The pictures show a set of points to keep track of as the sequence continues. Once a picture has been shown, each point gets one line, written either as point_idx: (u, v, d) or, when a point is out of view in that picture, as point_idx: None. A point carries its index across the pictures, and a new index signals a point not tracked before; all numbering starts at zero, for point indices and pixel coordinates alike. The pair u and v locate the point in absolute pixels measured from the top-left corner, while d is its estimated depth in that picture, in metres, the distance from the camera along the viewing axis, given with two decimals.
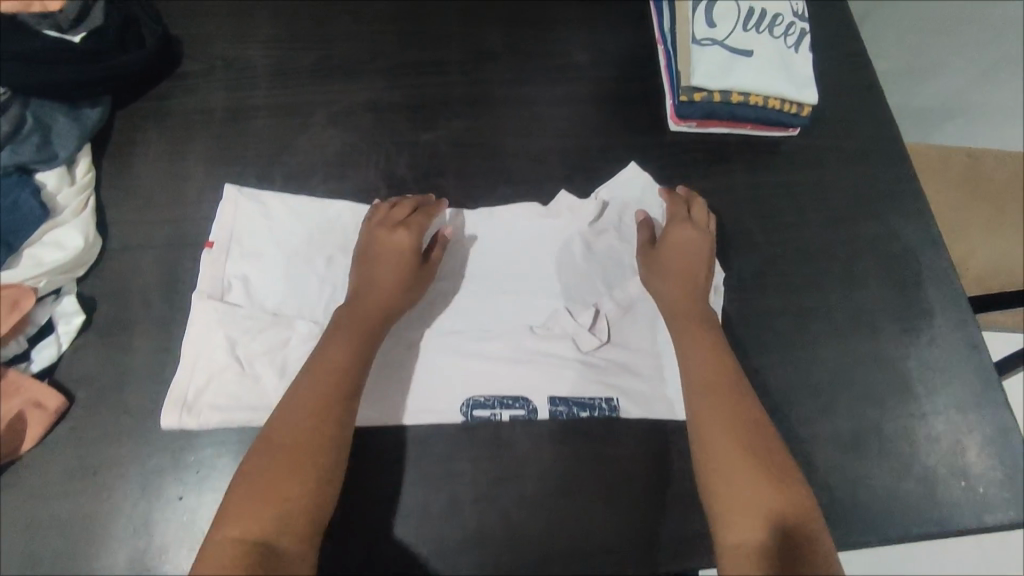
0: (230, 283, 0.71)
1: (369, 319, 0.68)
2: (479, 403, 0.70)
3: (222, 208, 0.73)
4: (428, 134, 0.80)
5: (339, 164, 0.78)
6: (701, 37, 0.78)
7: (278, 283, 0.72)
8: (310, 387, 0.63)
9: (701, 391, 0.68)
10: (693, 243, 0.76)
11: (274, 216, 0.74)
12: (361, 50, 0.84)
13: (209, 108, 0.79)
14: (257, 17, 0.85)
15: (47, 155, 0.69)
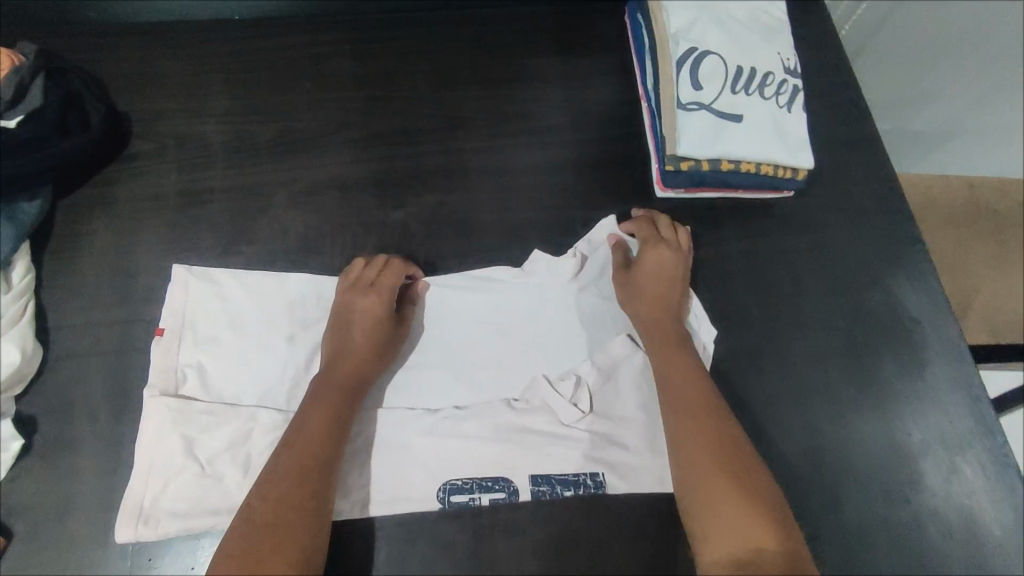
0: (185, 374, 0.66)
1: (343, 392, 0.64)
2: (457, 487, 0.65)
3: (172, 291, 0.69)
4: (398, 212, 0.75)
5: (303, 251, 0.72)
6: (687, 101, 0.73)
7: (237, 371, 0.67)
8: (279, 470, 0.58)
9: (697, 446, 0.62)
10: (671, 266, 0.72)
11: (229, 295, 0.70)
12: (324, 121, 0.79)
13: (160, 192, 0.74)
14: (211, 88, 0.79)
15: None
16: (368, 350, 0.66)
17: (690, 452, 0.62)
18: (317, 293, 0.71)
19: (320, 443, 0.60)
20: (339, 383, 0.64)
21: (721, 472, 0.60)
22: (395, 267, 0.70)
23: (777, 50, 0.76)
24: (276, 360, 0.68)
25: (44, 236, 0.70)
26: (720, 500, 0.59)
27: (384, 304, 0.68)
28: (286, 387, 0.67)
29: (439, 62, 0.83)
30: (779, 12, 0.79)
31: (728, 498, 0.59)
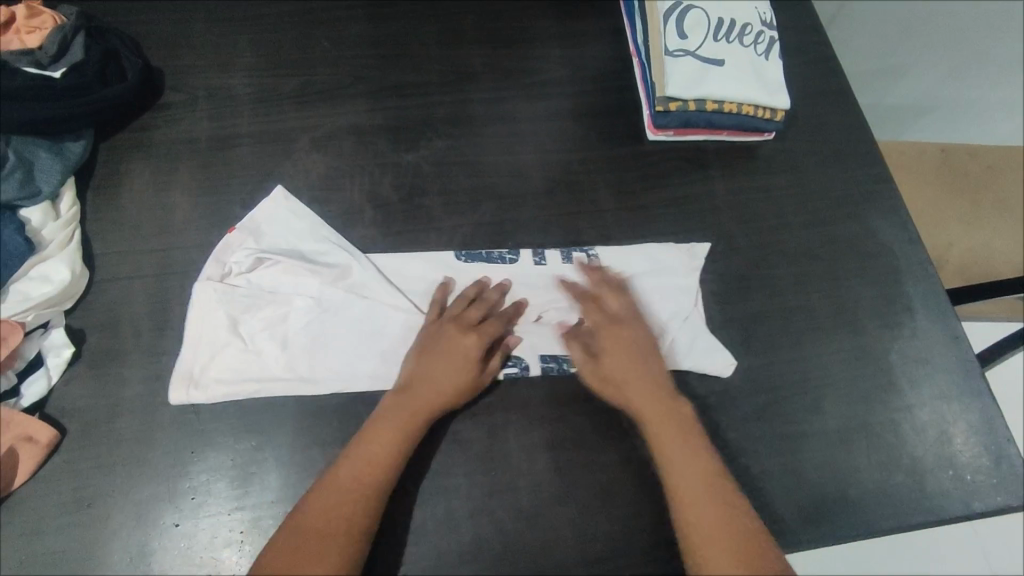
0: (232, 267, 0.72)
1: (417, 429, 0.64)
2: None
3: (262, 204, 0.76)
4: (411, 154, 0.82)
5: (325, 188, 0.79)
6: (674, 48, 0.80)
7: (275, 267, 0.72)
8: (326, 510, 0.59)
9: (684, 455, 0.65)
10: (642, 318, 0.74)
11: (298, 217, 0.76)
12: (342, 75, 0.86)
13: (193, 137, 0.80)
14: (237, 46, 0.86)
15: (28, 191, 0.69)
16: (451, 395, 0.66)
17: (680, 481, 0.64)
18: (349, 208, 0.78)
19: (380, 481, 0.61)
20: (427, 413, 0.65)
21: (720, 505, 0.62)
22: (499, 320, 0.71)
23: (755, 4, 0.84)
24: (293, 286, 0.72)
25: (87, 173, 0.77)
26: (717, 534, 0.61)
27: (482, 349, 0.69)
28: (322, 278, 0.73)
29: (447, 24, 0.91)
30: None
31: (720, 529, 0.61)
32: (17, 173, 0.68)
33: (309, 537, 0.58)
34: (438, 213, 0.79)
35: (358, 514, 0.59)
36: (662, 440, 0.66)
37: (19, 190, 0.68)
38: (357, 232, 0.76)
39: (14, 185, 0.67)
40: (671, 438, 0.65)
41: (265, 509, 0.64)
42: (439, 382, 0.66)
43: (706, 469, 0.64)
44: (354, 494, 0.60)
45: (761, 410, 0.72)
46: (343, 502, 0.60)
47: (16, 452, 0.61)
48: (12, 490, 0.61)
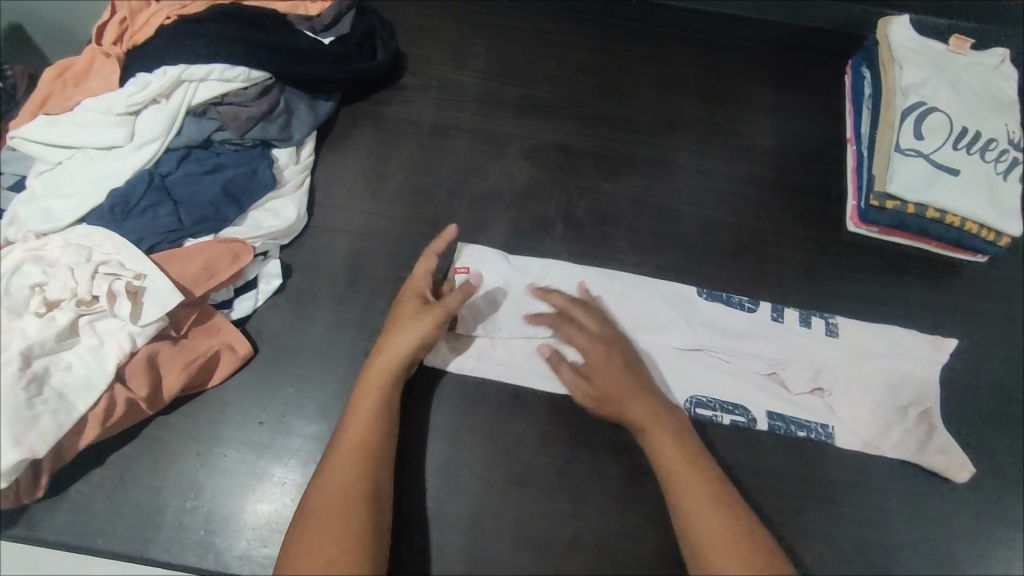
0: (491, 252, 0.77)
1: (387, 376, 0.63)
2: (702, 403, 0.71)
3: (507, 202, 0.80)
4: (611, 185, 0.84)
5: (524, 195, 0.83)
6: (905, 147, 0.77)
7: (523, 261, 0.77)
8: (354, 440, 0.60)
9: (667, 433, 0.63)
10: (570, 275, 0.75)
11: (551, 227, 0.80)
12: (561, 95, 0.90)
13: (419, 120, 0.87)
14: (475, 48, 0.93)
15: (285, 134, 0.78)
16: (410, 335, 0.63)
17: (667, 463, 0.61)
18: (545, 219, 0.81)
19: (379, 416, 0.61)
20: (384, 360, 0.63)
21: (715, 498, 0.59)
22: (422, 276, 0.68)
23: (1004, 121, 0.80)
24: (532, 278, 0.76)
25: (326, 131, 0.85)
26: (715, 522, 0.57)
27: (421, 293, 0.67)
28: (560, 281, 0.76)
29: (668, 70, 0.93)
30: (1012, 90, 0.83)
31: (724, 524, 0.57)
32: (283, 119, 0.77)
33: (338, 466, 0.58)
34: (624, 247, 0.80)
35: (366, 445, 0.59)
36: (654, 432, 0.63)
37: (281, 132, 0.77)
38: (544, 244, 0.79)
39: (278, 127, 0.77)
40: (661, 435, 0.62)
41: (409, 476, 0.67)
42: (394, 323, 0.65)
43: (688, 457, 0.61)
44: (364, 426, 0.60)
45: (917, 539, 0.67)
46: (358, 438, 0.60)
47: (219, 356, 0.68)
48: (206, 389, 0.68)
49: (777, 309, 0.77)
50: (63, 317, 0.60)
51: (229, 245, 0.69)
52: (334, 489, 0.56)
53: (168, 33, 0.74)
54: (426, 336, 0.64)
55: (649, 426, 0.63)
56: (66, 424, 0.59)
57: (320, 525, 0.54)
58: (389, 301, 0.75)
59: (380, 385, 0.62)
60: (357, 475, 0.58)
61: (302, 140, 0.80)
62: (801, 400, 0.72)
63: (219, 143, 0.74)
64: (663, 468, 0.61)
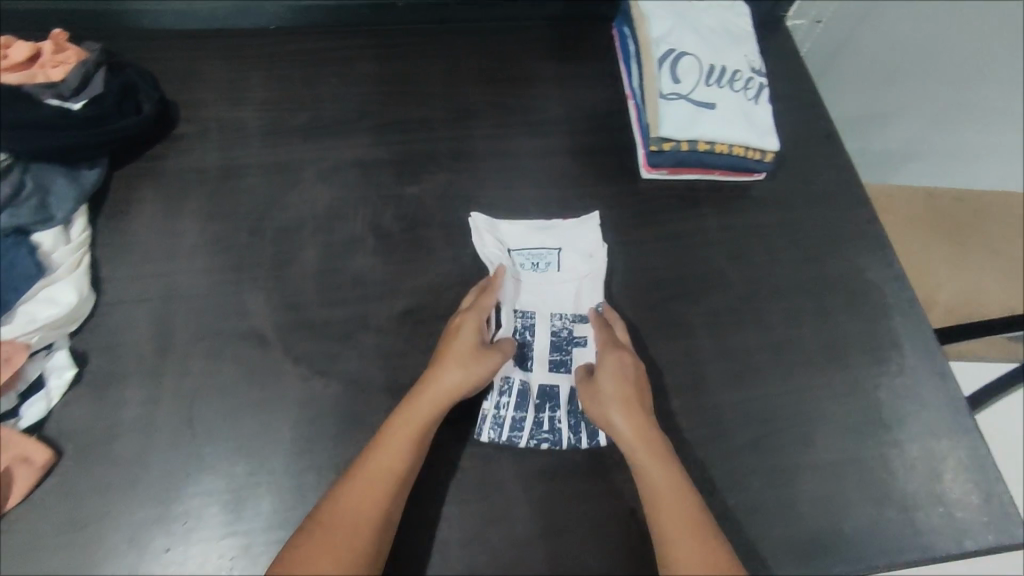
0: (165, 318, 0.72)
1: (438, 404, 0.65)
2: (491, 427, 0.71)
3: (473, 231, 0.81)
4: (414, 186, 0.84)
5: (329, 218, 0.81)
6: (667, 92, 0.84)
7: (226, 299, 0.74)
8: (381, 468, 0.62)
9: (659, 480, 0.63)
10: (622, 374, 0.69)
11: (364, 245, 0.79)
12: (348, 111, 0.89)
13: (203, 167, 0.83)
14: (250, 83, 0.90)
15: (509, 439, 0.71)
16: (468, 380, 0.67)
17: (665, 522, 0.60)
18: (354, 237, 0.80)
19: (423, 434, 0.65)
20: (425, 401, 0.65)
21: (704, 541, 0.59)
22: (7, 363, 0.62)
23: (743, 53, 0.89)
24: (144, 312, 0.73)
25: (530, 361, 0.75)
26: (680, 534, 0.59)
27: (473, 343, 0.69)
28: (214, 306, 0.74)
29: (450, 64, 0.95)
30: (747, 24, 0.92)
31: (702, 559, 0.58)
32: (559, 346, 0.77)
33: (348, 510, 0.59)
34: (440, 244, 0.81)
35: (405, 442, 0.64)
36: (652, 489, 0.62)
37: (502, 408, 0.72)
38: (359, 260, 0.78)
39: (568, 351, 0.76)
40: (657, 484, 0.62)
41: (258, 534, 0.63)
42: (449, 371, 0.66)
43: (664, 493, 0.62)
44: (387, 459, 0.62)
45: (753, 441, 0.72)
46: (375, 475, 0.61)
47: (12, 472, 0.61)
48: (5, 512, 0.61)
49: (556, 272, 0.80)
50: None
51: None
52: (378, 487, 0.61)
53: None
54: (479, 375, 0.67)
55: (650, 478, 0.63)
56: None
57: (358, 498, 0.60)
58: (203, 359, 0.70)
59: (425, 416, 0.65)
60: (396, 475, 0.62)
61: (531, 312, 0.78)
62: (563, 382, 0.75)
63: None
64: (658, 525, 0.61)
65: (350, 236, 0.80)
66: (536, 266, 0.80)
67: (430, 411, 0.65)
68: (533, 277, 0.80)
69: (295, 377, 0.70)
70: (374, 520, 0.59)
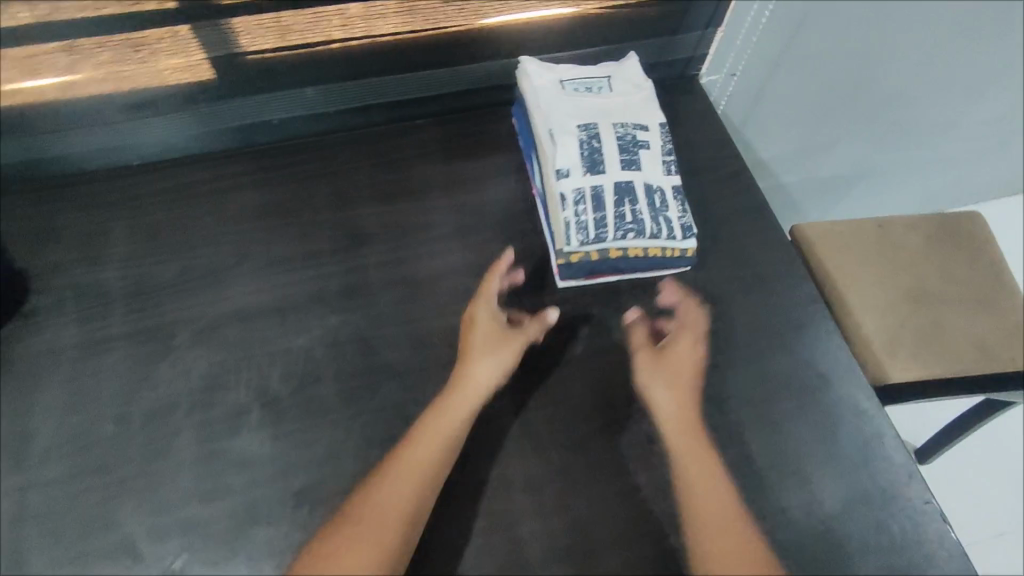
0: (33, 532, 0.64)
1: (440, 449, 0.66)
2: (575, 234, 0.74)
3: (522, 76, 0.84)
4: (301, 337, 0.75)
5: (206, 390, 0.72)
6: (633, 124, 0.81)
7: (91, 508, 0.66)
8: (388, 517, 0.61)
9: (722, 533, 0.63)
10: (685, 359, 0.75)
11: (249, 417, 0.71)
12: (225, 254, 0.81)
13: (60, 348, 0.74)
14: (112, 236, 0.81)
15: (597, 237, 0.75)
16: (495, 362, 0.71)
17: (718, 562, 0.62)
18: (237, 409, 0.71)
19: (434, 478, 0.64)
20: (463, 395, 0.69)
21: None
22: None
23: (648, 126, 0.81)
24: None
25: (601, 164, 0.77)
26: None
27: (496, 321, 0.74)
28: (77, 520, 0.65)
29: (336, 183, 0.87)
30: (650, 94, 0.85)
31: None
32: (654, 204, 0.77)
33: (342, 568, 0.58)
34: (335, 402, 0.72)
35: (426, 471, 0.64)
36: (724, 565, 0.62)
37: (583, 213, 0.75)
38: (244, 437, 0.70)
39: (636, 153, 0.79)
40: (720, 545, 0.63)
41: None
42: (475, 363, 0.71)
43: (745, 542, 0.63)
44: (398, 505, 0.62)
45: None
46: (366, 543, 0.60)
47: None
48: None
49: (590, 91, 0.83)
50: None
51: None
52: (399, 501, 0.62)
53: None
54: (509, 362, 0.72)
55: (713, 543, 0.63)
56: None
57: (361, 533, 0.60)
58: None
59: (424, 456, 0.65)
60: (411, 501, 0.62)
61: (590, 125, 0.79)
62: (625, 171, 0.77)
63: None
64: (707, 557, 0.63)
65: (231, 409, 0.71)
66: (590, 89, 0.83)
67: (466, 406, 0.69)
68: (590, 97, 0.82)
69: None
70: (397, 519, 0.61)
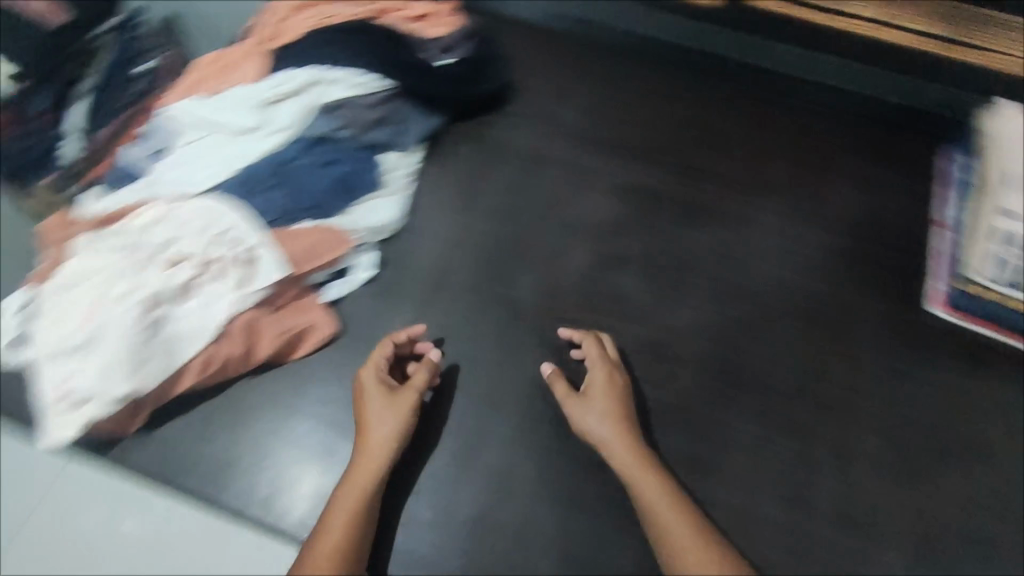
0: (461, 255, 0.83)
1: (373, 474, 0.65)
2: (993, 268, 0.79)
3: (992, 119, 0.90)
4: (692, 233, 0.87)
5: (609, 231, 0.86)
6: None
7: (502, 260, 0.83)
8: (343, 516, 0.62)
9: (648, 473, 0.67)
10: (617, 391, 0.72)
11: (633, 267, 0.84)
12: (656, 141, 0.94)
13: (519, 147, 0.93)
14: (580, 88, 0.98)
15: (1011, 281, 0.79)
16: (397, 428, 0.68)
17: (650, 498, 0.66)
18: (626, 256, 0.85)
19: (367, 494, 0.64)
20: (369, 450, 0.67)
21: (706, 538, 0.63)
22: (331, 246, 0.76)
23: None
24: (434, 249, 0.83)
25: None
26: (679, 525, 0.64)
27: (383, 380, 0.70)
28: (490, 265, 0.82)
29: (763, 130, 0.94)
30: None
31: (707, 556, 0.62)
32: None
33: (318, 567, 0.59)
34: (700, 294, 0.83)
35: (366, 482, 0.65)
36: (644, 492, 0.66)
37: (1012, 254, 0.79)
38: (623, 278, 0.83)
39: None
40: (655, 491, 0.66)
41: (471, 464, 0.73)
42: (375, 433, 0.67)
43: (659, 511, 0.65)
44: (350, 508, 0.63)
45: None
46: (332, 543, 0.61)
47: (307, 333, 0.75)
48: (292, 358, 0.75)
49: None
50: (185, 274, 0.68)
51: (333, 233, 0.76)
52: (337, 539, 0.61)
53: (306, 45, 0.84)
54: (410, 421, 0.68)
55: (657, 495, 0.66)
56: (112, 403, 0.64)
57: (340, 528, 0.62)
58: (468, 307, 0.80)
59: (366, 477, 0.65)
60: (365, 498, 0.64)
61: None
62: None
63: (339, 138, 0.80)
64: (655, 506, 0.65)
65: (622, 254, 0.85)
66: None
67: (381, 456, 0.66)
68: None
69: (533, 359, 0.78)
70: (351, 533, 0.62)
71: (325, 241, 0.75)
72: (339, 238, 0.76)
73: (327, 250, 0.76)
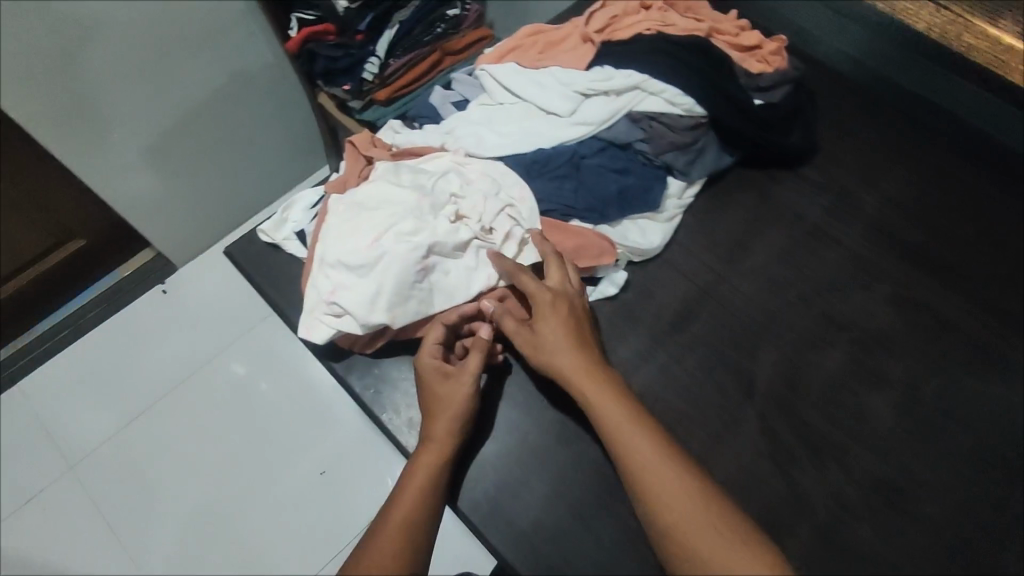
0: (706, 307, 0.79)
1: (446, 426, 0.63)
2: None
3: None
4: (975, 381, 0.75)
5: (876, 342, 0.77)
6: None
7: (749, 331, 0.77)
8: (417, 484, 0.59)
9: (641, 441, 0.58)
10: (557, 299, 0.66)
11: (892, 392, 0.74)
12: (963, 262, 0.81)
13: (803, 214, 0.85)
14: (892, 173, 0.87)
15: None
16: (459, 395, 0.65)
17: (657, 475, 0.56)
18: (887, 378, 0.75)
19: (442, 454, 0.62)
20: (440, 403, 0.64)
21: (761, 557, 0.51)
22: (597, 254, 0.74)
23: None
24: (682, 290, 0.80)
25: None
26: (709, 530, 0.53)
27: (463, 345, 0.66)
28: (734, 330, 0.77)
29: None
30: None
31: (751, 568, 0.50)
32: None
33: (391, 535, 0.55)
34: (963, 453, 0.71)
35: (440, 449, 0.62)
36: (641, 463, 0.56)
37: None
38: (877, 401, 0.73)
39: None
40: (644, 453, 0.57)
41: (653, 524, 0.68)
42: (439, 420, 0.63)
43: (624, 434, 0.58)
44: (424, 476, 0.60)
45: None
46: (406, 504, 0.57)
47: None
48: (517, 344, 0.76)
49: None
50: (466, 233, 0.70)
51: (601, 242, 0.75)
52: (409, 507, 0.57)
53: (634, 46, 0.82)
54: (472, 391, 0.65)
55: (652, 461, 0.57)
56: (369, 326, 0.68)
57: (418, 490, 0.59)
58: (699, 363, 0.75)
59: (439, 427, 0.63)
60: (436, 463, 0.61)
61: None
62: None
63: (635, 151, 0.80)
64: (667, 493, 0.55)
65: (883, 373, 0.75)
66: None
67: (448, 410, 0.64)
68: None
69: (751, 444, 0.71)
70: (426, 499, 0.58)
71: (593, 248, 0.74)
72: (605, 249, 0.75)
73: (592, 257, 0.74)
